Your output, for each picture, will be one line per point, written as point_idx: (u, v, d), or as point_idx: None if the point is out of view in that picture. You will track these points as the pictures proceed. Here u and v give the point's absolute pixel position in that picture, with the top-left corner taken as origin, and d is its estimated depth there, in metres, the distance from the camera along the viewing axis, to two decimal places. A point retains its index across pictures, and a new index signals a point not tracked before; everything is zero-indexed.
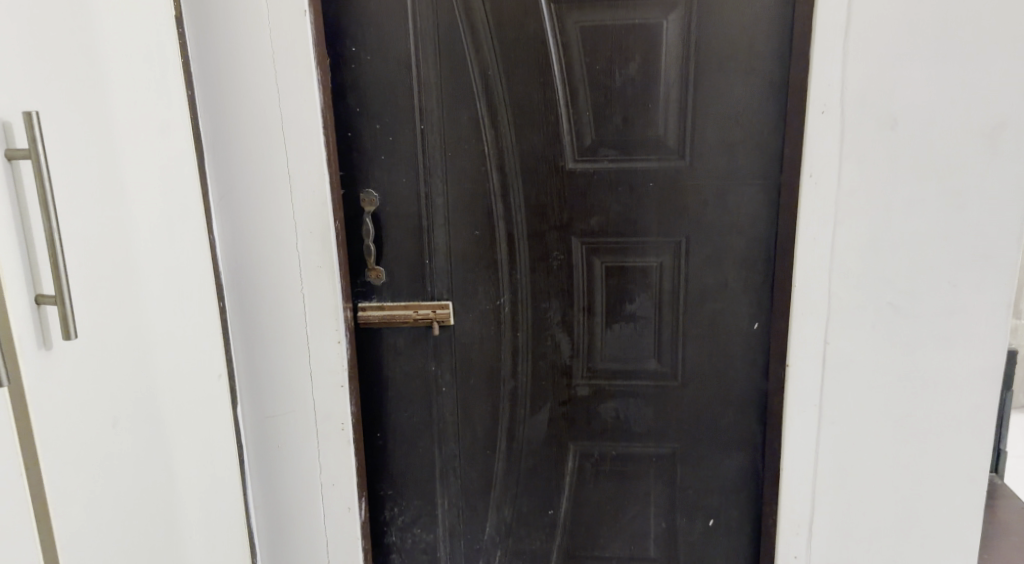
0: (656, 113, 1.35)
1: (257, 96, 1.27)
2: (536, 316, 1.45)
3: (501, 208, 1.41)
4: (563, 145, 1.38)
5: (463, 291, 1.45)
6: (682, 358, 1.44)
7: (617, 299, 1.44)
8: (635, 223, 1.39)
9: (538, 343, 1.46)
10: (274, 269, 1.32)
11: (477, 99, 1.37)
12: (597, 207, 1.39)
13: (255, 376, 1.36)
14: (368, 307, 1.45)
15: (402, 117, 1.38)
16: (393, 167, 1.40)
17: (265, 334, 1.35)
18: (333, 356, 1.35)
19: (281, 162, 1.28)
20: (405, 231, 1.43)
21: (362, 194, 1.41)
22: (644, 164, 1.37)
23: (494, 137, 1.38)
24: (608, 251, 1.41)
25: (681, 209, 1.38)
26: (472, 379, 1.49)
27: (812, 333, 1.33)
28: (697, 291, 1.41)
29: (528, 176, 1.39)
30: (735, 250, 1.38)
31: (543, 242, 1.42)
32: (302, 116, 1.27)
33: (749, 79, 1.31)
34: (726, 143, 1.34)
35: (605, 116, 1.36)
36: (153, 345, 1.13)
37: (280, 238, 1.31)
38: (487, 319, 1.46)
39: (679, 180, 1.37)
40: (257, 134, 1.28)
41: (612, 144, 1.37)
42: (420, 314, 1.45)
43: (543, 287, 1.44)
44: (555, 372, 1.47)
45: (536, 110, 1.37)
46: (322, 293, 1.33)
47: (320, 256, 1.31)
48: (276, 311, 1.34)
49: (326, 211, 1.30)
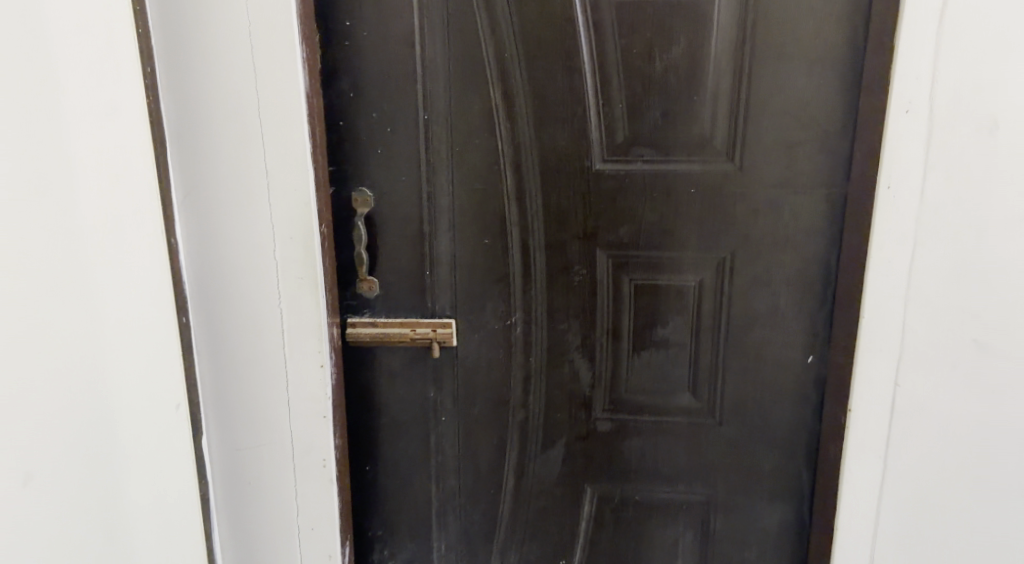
0: (702, 107, 1.14)
1: (228, 73, 1.05)
2: (552, 339, 1.26)
3: (516, 213, 1.21)
4: (590, 142, 1.17)
5: (469, 307, 1.26)
6: (722, 392, 1.24)
7: (648, 321, 1.24)
8: (672, 235, 1.19)
9: (554, 370, 1.27)
10: (247, 279, 1.12)
11: (491, 86, 1.16)
12: (628, 216, 1.19)
13: (225, 402, 1.17)
14: (358, 324, 1.26)
15: (403, 104, 1.18)
16: (392, 164, 1.20)
17: (237, 355, 1.15)
18: (315, 382, 1.16)
19: (257, 152, 1.07)
20: (405, 237, 1.23)
21: (354, 192, 1.21)
22: (685, 166, 1.16)
23: (509, 132, 1.18)
24: (638, 267, 1.21)
25: (727, 220, 1.17)
26: (476, 408, 1.30)
27: (879, 371, 1.13)
28: (742, 315, 1.21)
29: (548, 178, 1.19)
30: (790, 270, 1.18)
31: (563, 253, 1.22)
32: (281, 101, 1.06)
33: (814, 69, 1.11)
34: (785, 145, 1.14)
35: (642, 110, 1.15)
36: (93, 372, 0.95)
37: (255, 244, 1.11)
38: (497, 340, 1.27)
39: (725, 188, 1.16)
40: (228, 119, 1.06)
41: (648, 142, 1.16)
42: (419, 333, 1.26)
43: (561, 306, 1.24)
44: (573, 403, 1.28)
45: (561, 103, 1.16)
46: (305, 309, 1.13)
47: (303, 265, 1.12)
48: (250, 328, 1.14)
49: (311, 213, 1.10)
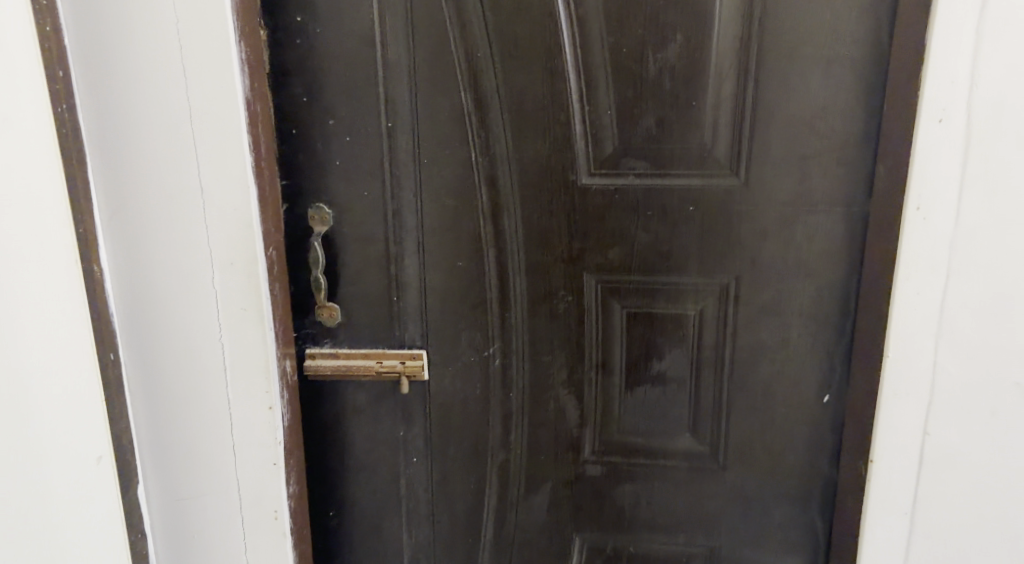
0: (702, 113, 1.00)
1: (156, 78, 0.92)
2: (535, 374, 1.12)
3: (492, 233, 1.07)
4: (575, 153, 1.03)
5: (442, 338, 1.12)
6: (727, 434, 1.10)
7: (642, 354, 1.09)
8: (669, 258, 1.04)
9: (537, 408, 1.13)
10: (184, 311, 0.99)
11: (462, 90, 1.02)
12: (619, 236, 1.05)
13: (163, 446, 1.04)
14: (318, 354, 1.12)
15: (363, 110, 1.04)
16: (352, 178, 1.06)
17: (175, 395, 1.02)
18: (263, 425, 1.04)
19: (191, 169, 0.94)
20: (368, 259, 1.09)
21: (311, 209, 1.07)
22: (683, 181, 1.02)
23: (483, 141, 1.04)
24: (630, 293, 1.07)
25: (733, 241, 1.03)
26: (451, 449, 1.16)
27: (906, 417, 0.99)
28: (749, 349, 1.06)
29: (528, 193, 1.05)
30: (804, 298, 1.03)
31: (546, 278, 1.07)
32: (216, 110, 0.93)
33: (830, 71, 0.96)
34: (798, 156, 0.99)
35: (633, 117, 1.01)
36: (14, 420, 0.84)
37: (192, 270, 0.98)
38: (473, 374, 1.13)
39: (729, 206, 1.02)
40: (156, 131, 0.93)
41: (641, 154, 1.02)
42: (385, 366, 1.12)
43: (544, 337, 1.10)
44: (559, 444, 1.14)
45: (541, 109, 1.02)
46: (249, 344, 1.00)
47: (246, 295, 0.99)
48: (189, 365, 1.01)
49: (254, 236, 0.97)
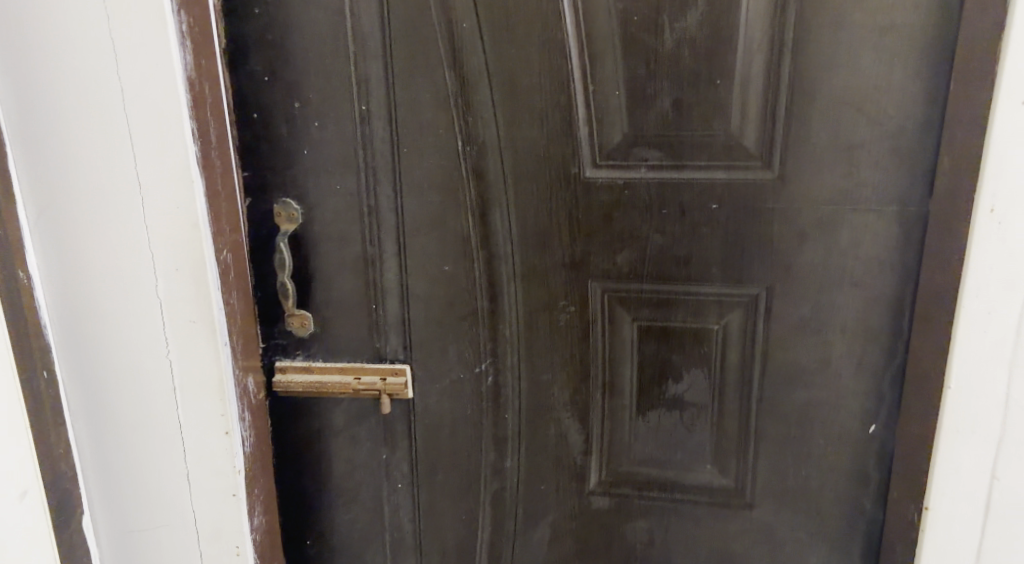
0: (729, 93, 0.84)
1: (83, 54, 0.79)
2: (532, 393, 0.97)
3: (481, 233, 0.92)
4: (577, 141, 0.87)
5: (428, 351, 0.98)
6: (755, 468, 0.94)
7: (655, 375, 0.93)
8: (688, 264, 0.88)
9: (535, 432, 0.99)
10: (125, 324, 0.87)
11: (444, 69, 0.87)
12: (628, 238, 0.89)
13: (110, 474, 0.92)
14: (289, 369, 0.99)
15: (332, 91, 0.89)
16: (321, 170, 0.92)
17: (120, 418, 0.90)
18: (219, 453, 0.91)
19: (127, 160, 0.82)
20: (343, 262, 0.95)
21: (278, 204, 0.93)
22: (706, 174, 0.86)
23: (470, 128, 0.89)
24: (642, 304, 0.91)
25: (765, 245, 0.86)
26: (440, 475, 1.02)
27: (969, 458, 0.83)
28: (782, 371, 0.90)
29: (522, 188, 0.90)
30: (849, 311, 0.87)
31: (544, 285, 0.93)
32: (151, 91, 0.80)
33: (884, 43, 0.80)
34: (844, 145, 0.83)
35: (646, 99, 0.85)
36: None
37: (133, 276, 0.85)
38: (463, 393, 0.99)
39: (761, 203, 0.85)
40: (85, 117, 0.81)
41: (655, 142, 0.86)
42: (364, 384, 0.99)
43: (542, 353, 0.95)
44: (561, 474, 0.99)
45: (536, 89, 0.87)
46: (200, 360, 0.88)
47: (194, 306, 0.86)
48: (133, 385, 0.89)
49: (201, 238, 0.84)
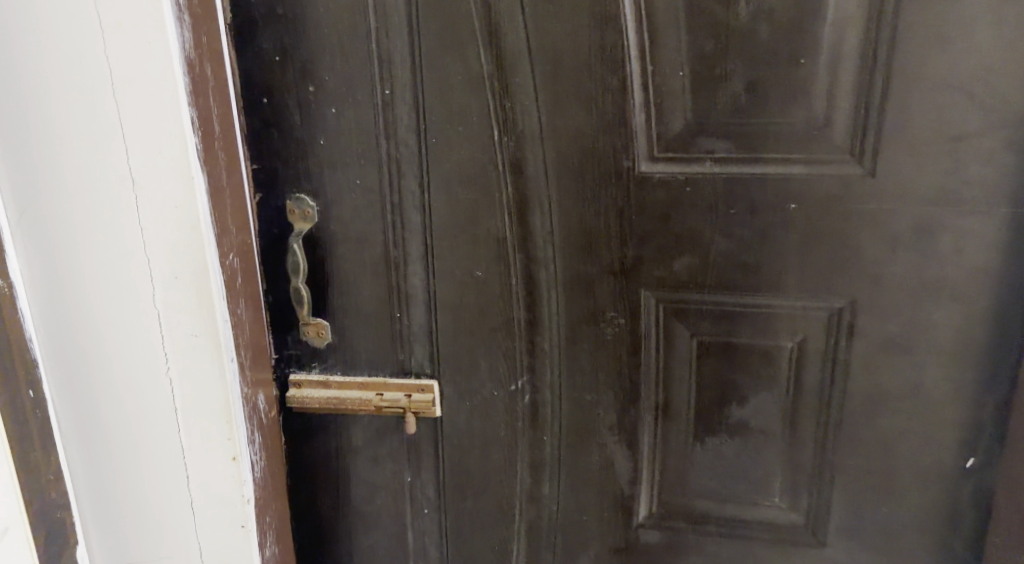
0: (814, 74, 0.71)
1: (66, 31, 0.69)
2: (574, 414, 0.86)
3: (519, 235, 0.81)
4: (632, 130, 0.76)
5: (458, 365, 0.87)
6: (829, 502, 0.83)
7: (716, 398, 0.82)
8: (758, 273, 0.77)
9: (577, 457, 0.88)
10: (121, 337, 0.77)
11: (480, 47, 0.76)
12: (689, 242, 0.77)
13: (106, 500, 0.83)
14: (303, 383, 0.89)
15: (352, 73, 0.78)
16: (339, 162, 0.81)
17: (117, 441, 0.81)
18: (225, 480, 0.81)
19: (118, 153, 0.72)
20: (363, 266, 0.85)
21: (291, 200, 0.83)
22: (783, 169, 0.74)
23: (508, 116, 0.78)
24: (703, 317, 0.80)
25: (850, 251, 0.74)
26: (470, 501, 0.92)
27: None
28: (864, 396, 0.79)
29: (567, 184, 0.79)
30: (946, 330, 0.75)
31: (590, 294, 0.82)
32: (144, 74, 0.70)
33: (1004, 15, 0.67)
34: (948, 137, 0.70)
35: (714, 81, 0.73)
36: None
37: (129, 284, 0.75)
38: (496, 413, 0.88)
39: (847, 204, 0.73)
40: (70, 103, 0.71)
41: (723, 131, 0.74)
42: (386, 401, 0.88)
43: (586, 369, 0.84)
44: (605, 503, 0.89)
45: (584, 70, 0.75)
46: (204, 379, 0.78)
47: (196, 318, 0.76)
48: (130, 404, 0.79)
49: (203, 242, 0.74)
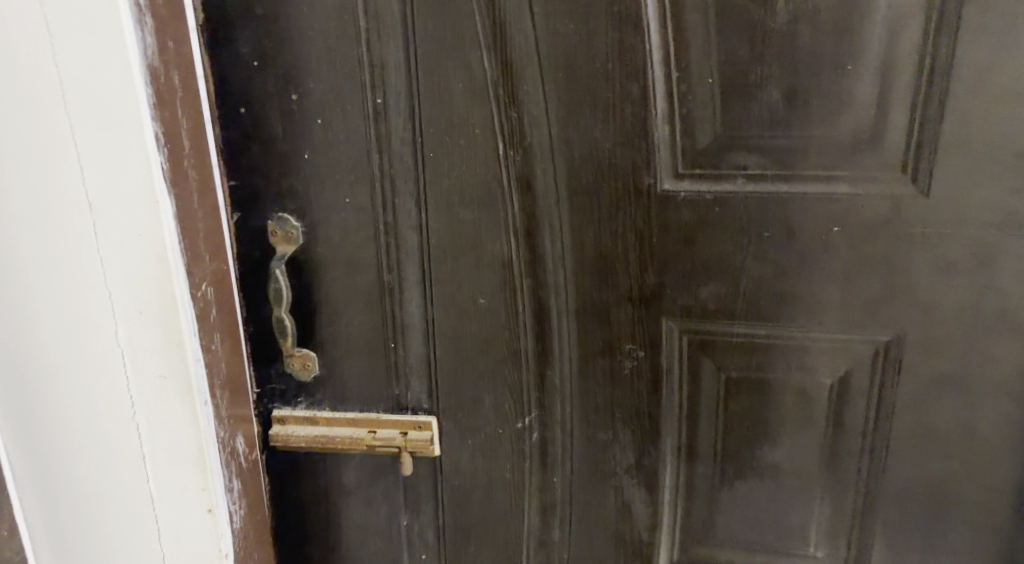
0: (861, 82, 0.63)
1: (11, 35, 0.60)
2: (588, 454, 0.78)
3: (527, 258, 0.73)
4: (655, 144, 0.68)
5: (459, 401, 0.79)
6: (869, 552, 0.75)
7: (746, 438, 0.74)
8: (795, 301, 0.69)
9: (591, 501, 0.80)
10: (80, 378, 0.69)
11: (484, 51, 0.68)
12: (717, 268, 0.69)
13: (68, 556, 0.74)
14: (288, 419, 0.80)
15: (340, 80, 0.70)
16: (326, 179, 0.73)
17: (78, 492, 0.72)
18: (200, 534, 0.73)
19: (73, 174, 0.63)
20: (354, 293, 0.76)
21: (274, 220, 0.74)
22: (825, 187, 0.66)
23: (515, 128, 0.69)
24: (732, 350, 0.72)
25: (898, 279, 0.67)
26: (472, 546, 0.84)
27: None
28: (912, 437, 0.71)
29: (581, 203, 0.70)
30: (1006, 366, 0.67)
31: (606, 324, 0.73)
32: (100, 83, 0.61)
33: None
34: (1013, 152, 0.62)
35: (748, 89, 0.65)
36: None
37: (88, 319, 0.67)
38: (501, 453, 0.80)
39: (896, 226, 0.65)
40: (17, 116, 0.62)
41: (758, 145, 0.66)
42: (380, 439, 0.80)
43: (601, 406, 0.76)
44: (621, 551, 0.81)
45: (600, 76, 0.67)
46: (175, 423, 0.70)
47: (165, 357, 0.68)
48: (92, 451, 0.71)
49: (171, 273, 0.65)
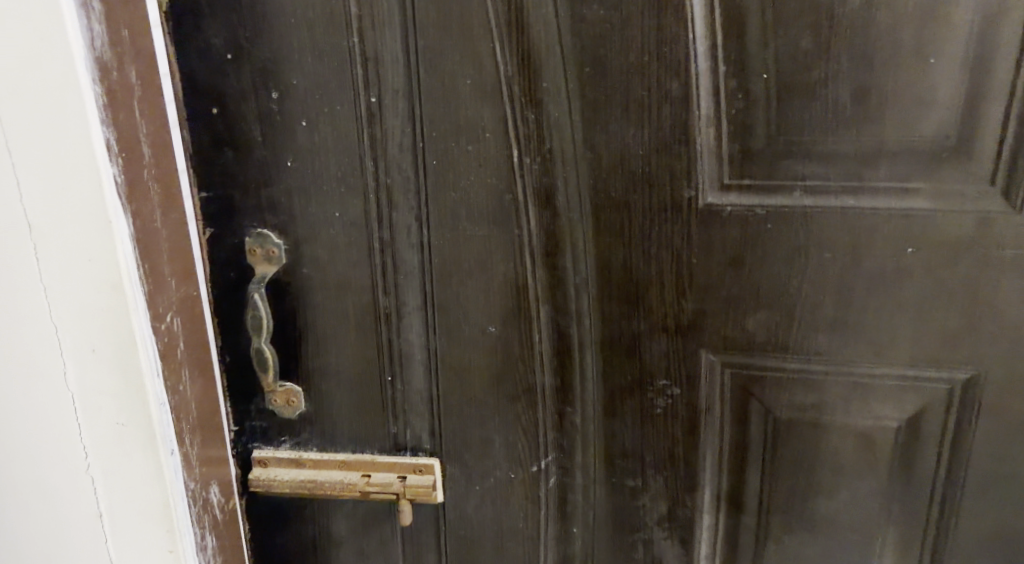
0: (944, 79, 0.53)
1: None
2: (613, 502, 0.68)
3: (546, 282, 0.63)
4: (698, 151, 0.58)
5: (465, 443, 0.69)
6: None
7: (796, 486, 0.64)
8: (859, 332, 0.59)
9: (616, 554, 0.70)
10: (23, 427, 0.59)
11: (498, 43, 0.58)
12: (767, 294, 0.60)
13: None
14: (269, 462, 0.70)
15: (329, 76, 0.60)
16: (313, 190, 0.63)
17: (25, 555, 0.62)
18: None
19: (9, 190, 0.53)
20: (345, 320, 0.66)
21: (251, 237, 0.64)
22: (896, 202, 0.56)
23: (533, 132, 0.59)
24: (782, 387, 0.62)
25: (980, 307, 0.57)
26: None
27: None
28: (990, 486, 0.61)
29: (609, 220, 0.61)
30: None
31: (636, 357, 0.64)
32: (39, 82, 0.51)
33: None
34: None
35: (810, 87, 0.55)
36: None
37: (32, 360, 0.57)
38: (513, 500, 0.70)
39: (978, 247, 0.56)
40: None
41: (819, 151, 0.56)
42: (375, 485, 0.69)
43: (629, 450, 0.66)
44: None
45: (635, 72, 0.57)
46: (136, 478, 0.60)
47: (123, 402, 0.58)
48: (39, 510, 0.61)
49: (129, 304, 0.55)
